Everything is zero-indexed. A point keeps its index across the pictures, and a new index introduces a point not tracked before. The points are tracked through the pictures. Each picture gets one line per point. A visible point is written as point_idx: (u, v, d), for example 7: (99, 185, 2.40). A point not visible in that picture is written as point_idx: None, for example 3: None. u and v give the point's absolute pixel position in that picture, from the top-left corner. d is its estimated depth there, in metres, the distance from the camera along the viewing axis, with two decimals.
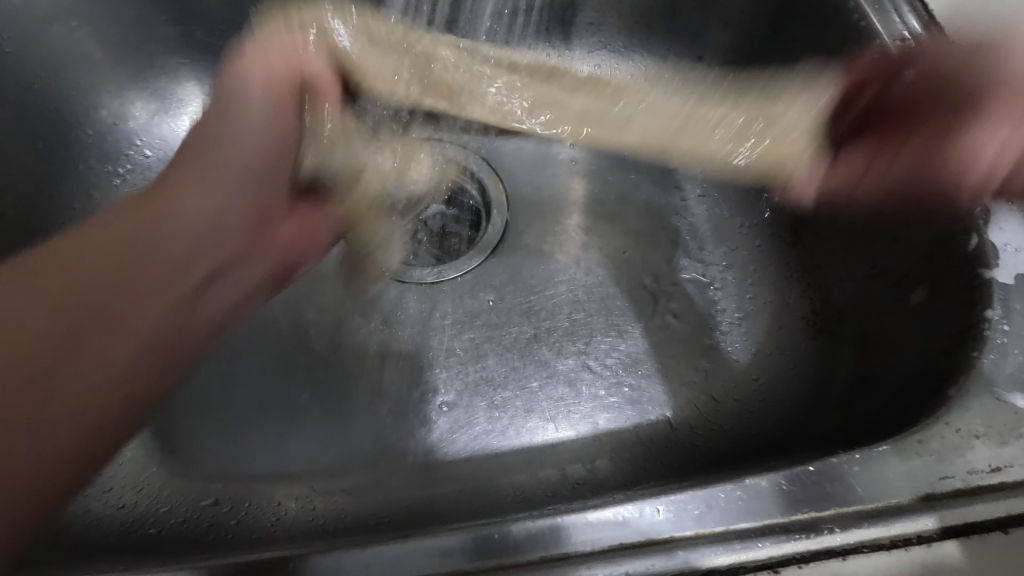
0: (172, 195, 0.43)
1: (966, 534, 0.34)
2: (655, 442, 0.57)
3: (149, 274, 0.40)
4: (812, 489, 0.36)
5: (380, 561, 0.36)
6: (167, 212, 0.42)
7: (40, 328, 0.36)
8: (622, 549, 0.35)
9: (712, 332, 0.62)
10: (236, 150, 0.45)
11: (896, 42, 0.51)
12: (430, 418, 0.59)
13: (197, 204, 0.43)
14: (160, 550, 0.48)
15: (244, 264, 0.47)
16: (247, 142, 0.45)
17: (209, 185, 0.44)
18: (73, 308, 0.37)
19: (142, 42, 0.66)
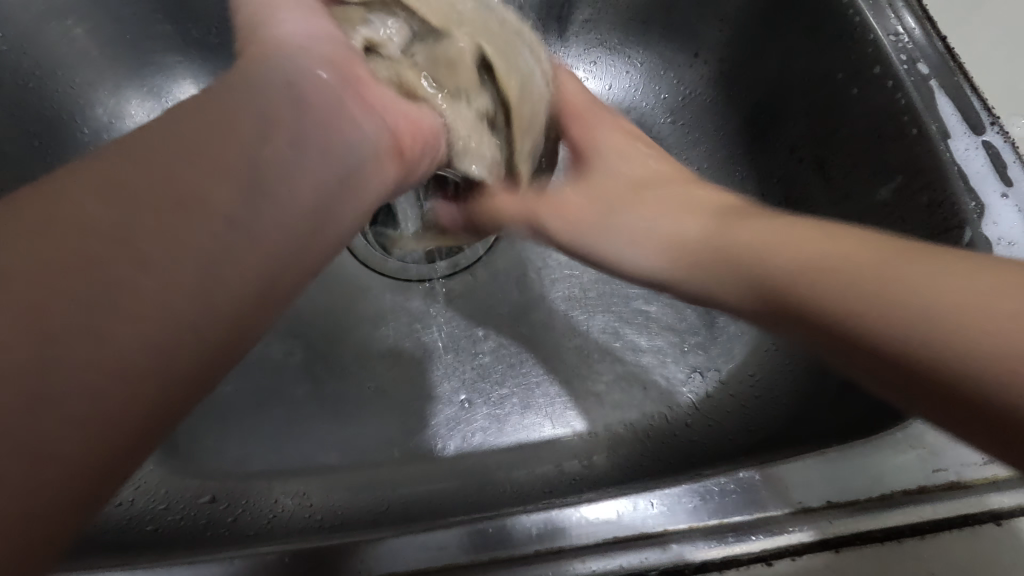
0: (220, 103, 0.28)
1: (959, 526, 0.34)
2: (651, 438, 0.57)
3: (203, 184, 0.25)
4: (805, 481, 0.36)
5: (369, 557, 0.36)
6: (207, 115, 0.27)
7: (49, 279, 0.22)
8: (616, 542, 0.35)
9: (709, 328, 0.62)
10: (294, 70, 0.32)
11: (890, 37, 0.51)
12: (426, 415, 0.59)
13: (254, 98, 0.29)
14: (157, 546, 0.48)
15: (294, 167, 0.29)
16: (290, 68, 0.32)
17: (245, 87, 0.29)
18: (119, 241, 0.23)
19: (137, 40, 0.66)
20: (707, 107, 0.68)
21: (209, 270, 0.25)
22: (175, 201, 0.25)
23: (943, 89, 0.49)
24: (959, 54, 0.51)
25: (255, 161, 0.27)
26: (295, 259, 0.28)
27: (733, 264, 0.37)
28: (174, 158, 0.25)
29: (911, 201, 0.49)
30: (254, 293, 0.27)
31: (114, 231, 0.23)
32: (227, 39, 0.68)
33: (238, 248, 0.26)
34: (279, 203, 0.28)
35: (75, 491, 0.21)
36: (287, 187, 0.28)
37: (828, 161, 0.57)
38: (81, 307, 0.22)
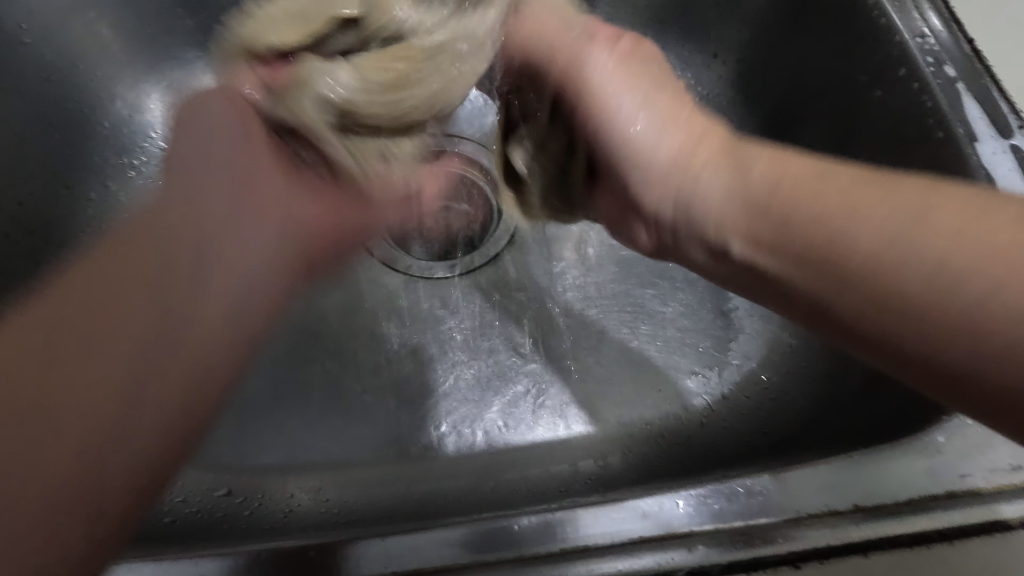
0: (156, 210, 0.39)
1: (987, 532, 0.34)
2: (667, 439, 0.57)
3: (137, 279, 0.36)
4: (832, 484, 0.36)
5: (386, 555, 0.36)
6: (147, 223, 0.38)
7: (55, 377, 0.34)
8: (642, 542, 0.35)
9: (725, 330, 0.62)
10: (214, 156, 0.40)
11: (916, 39, 0.51)
12: (441, 412, 0.59)
13: (178, 196, 0.39)
14: (174, 538, 0.48)
15: (228, 241, 0.38)
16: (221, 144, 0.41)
17: (165, 194, 0.39)
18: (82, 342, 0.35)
19: (158, 34, 0.66)
20: (727, 106, 0.68)
21: (153, 335, 0.35)
22: (120, 296, 0.36)
23: (970, 93, 0.48)
24: (986, 56, 0.50)
25: (178, 245, 0.37)
26: (213, 310, 0.37)
27: (816, 241, 0.34)
28: (127, 264, 0.37)
29: None
30: (199, 342, 0.36)
31: (79, 332, 0.35)
32: None
33: (176, 314, 0.36)
34: (223, 264, 0.38)
35: (73, 519, 0.32)
36: (222, 255, 0.38)
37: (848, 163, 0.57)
38: (72, 375, 0.34)
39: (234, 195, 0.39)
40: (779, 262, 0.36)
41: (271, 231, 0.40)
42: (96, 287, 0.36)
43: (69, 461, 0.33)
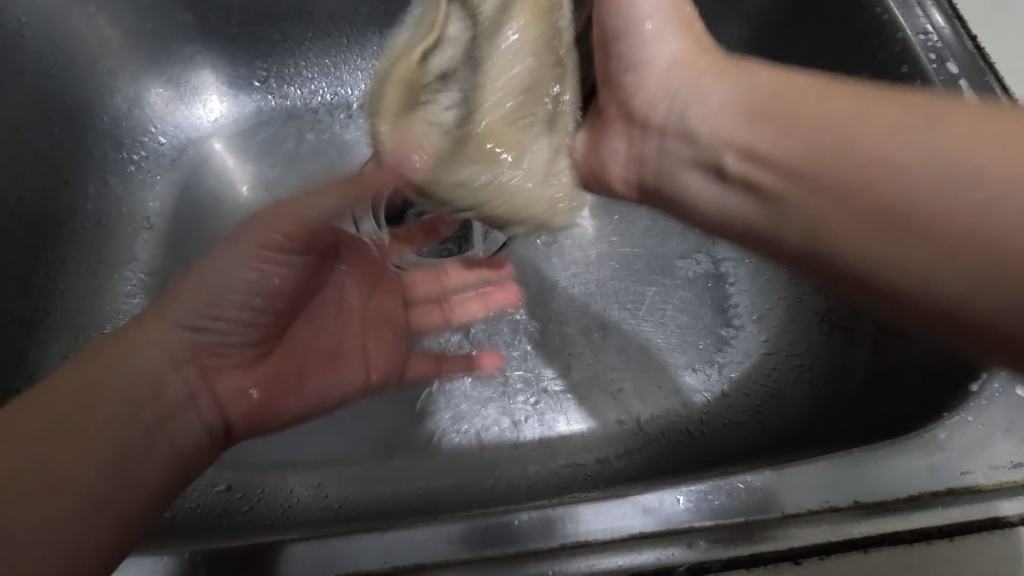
0: (119, 352, 0.43)
1: (988, 528, 0.34)
2: (667, 435, 0.57)
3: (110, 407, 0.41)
4: (833, 481, 0.36)
5: (385, 551, 0.36)
6: (114, 363, 0.43)
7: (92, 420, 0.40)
8: (642, 538, 0.35)
9: (726, 327, 0.62)
10: (210, 293, 0.46)
11: (918, 36, 0.50)
12: (441, 408, 0.59)
13: (153, 350, 0.44)
14: (173, 533, 0.48)
15: (199, 397, 0.46)
16: (217, 288, 0.45)
17: (143, 350, 0.44)
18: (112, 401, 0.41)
19: (159, 29, 0.66)
20: None
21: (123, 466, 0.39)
22: (95, 416, 0.40)
23: (973, 89, 0.48)
24: (989, 53, 0.50)
25: (150, 398, 0.43)
26: (176, 441, 0.43)
27: (825, 140, 0.36)
28: (96, 388, 0.41)
29: None
30: (152, 469, 0.41)
31: (58, 447, 0.37)
32: (247, 29, 0.68)
33: (145, 444, 0.41)
34: (176, 425, 0.44)
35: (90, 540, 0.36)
36: (183, 417, 0.45)
37: None
38: (103, 426, 0.40)
39: (200, 360, 0.46)
40: (809, 193, 0.37)
41: (212, 400, 0.47)
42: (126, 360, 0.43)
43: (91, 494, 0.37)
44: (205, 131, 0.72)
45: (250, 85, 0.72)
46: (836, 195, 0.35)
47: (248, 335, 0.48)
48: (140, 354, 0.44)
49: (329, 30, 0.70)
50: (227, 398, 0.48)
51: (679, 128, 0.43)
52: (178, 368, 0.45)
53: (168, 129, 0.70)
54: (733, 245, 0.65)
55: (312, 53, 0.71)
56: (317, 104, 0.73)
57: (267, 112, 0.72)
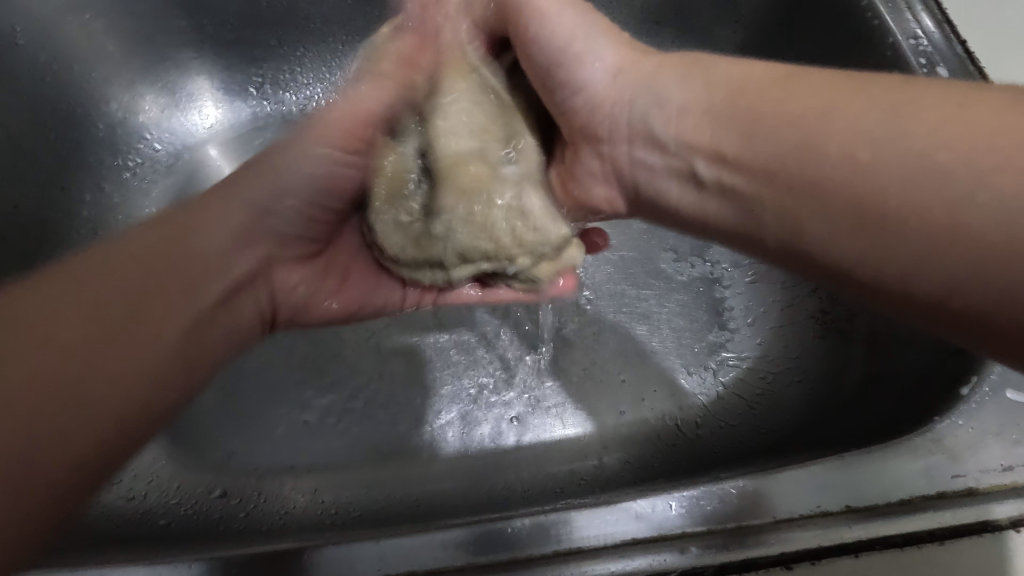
0: (199, 220, 0.43)
1: (978, 532, 0.34)
2: (662, 439, 0.57)
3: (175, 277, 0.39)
4: (824, 485, 0.36)
5: (379, 558, 0.36)
6: (191, 234, 0.42)
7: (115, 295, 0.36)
8: (635, 544, 0.35)
9: (720, 331, 0.62)
10: (278, 177, 0.47)
11: (909, 41, 0.51)
12: (437, 413, 0.59)
13: (223, 223, 0.44)
14: (169, 540, 0.48)
15: (262, 278, 0.47)
16: (285, 181, 0.47)
17: (216, 223, 0.44)
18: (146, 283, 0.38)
19: (154, 35, 0.66)
20: None
21: (181, 337, 0.38)
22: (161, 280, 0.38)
23: None
24: (979, 58, 0.51)
25: (207, 273, 0.41)
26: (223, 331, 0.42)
27: (791, 140, 0.36)
28: (161, 252, 0.40)
29: None
30: (200, 359, 0.39)
31: (126, 305, 0.36)
32: (243, 35, 0.68)
33: (198, 327, 0.40)
34: (225, 311, 0.43)
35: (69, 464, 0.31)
36: (233, 300, 0.44)
37: None
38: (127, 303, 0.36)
39: (268, 245, 0.47)
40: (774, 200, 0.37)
41: (266, 291, 0.48)
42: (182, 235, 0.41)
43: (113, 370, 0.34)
44: (202, 137, 0.72)
45: (246, 91, 0.72)
46: (813, 198, 0.34)
47: (301, 229, 0.49)
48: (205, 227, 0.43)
49: (325, 36, 0.70)
50: (269, 297, 0.48)
51: (645, 134, 0.44)
52: (240, 247, 0.45)
53: (164, 137, 0.70)
54: (728, 248, 0.65)
55: (307, 58, 0.71)
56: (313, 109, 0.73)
57: (263, 117, 0.73)
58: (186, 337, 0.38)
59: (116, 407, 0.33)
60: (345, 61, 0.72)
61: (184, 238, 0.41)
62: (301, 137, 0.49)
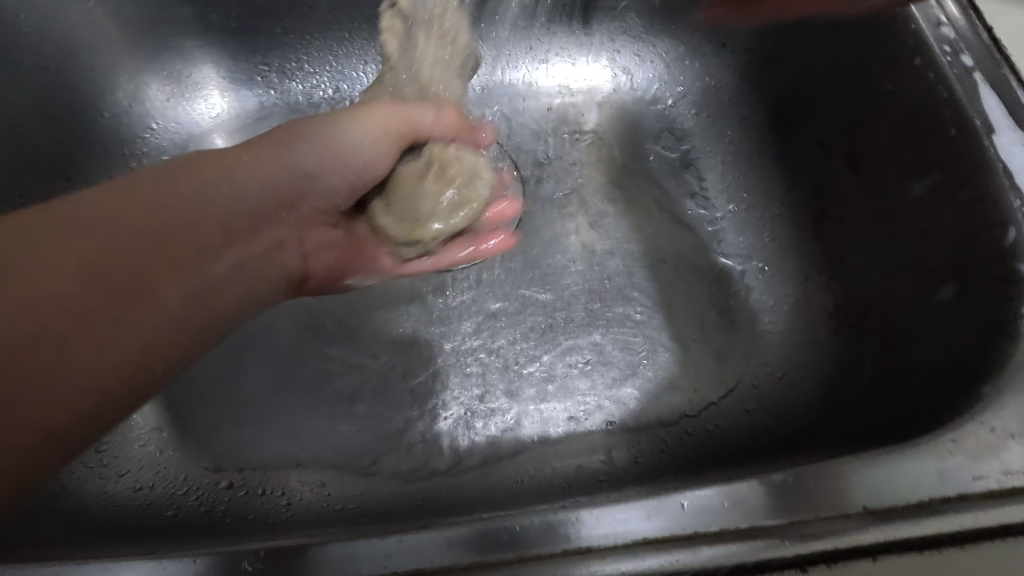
0: (282, 149, 0.46)
1: (1001, 536, 0.33)
2: (671, 434, 0.56)
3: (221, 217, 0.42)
4: (841, 485, 0.35)
5: (384, 557, 0.36)
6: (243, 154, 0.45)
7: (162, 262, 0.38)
8: (644, 544, 0.35)
9: (733, 324, 0.61)
10: (342, 148, 0.47)
11: (936, 30, 0.49)
12: (444, 406, 0.59)
13: (309, 136, 0.47)
14: (175, 532, 0.48)
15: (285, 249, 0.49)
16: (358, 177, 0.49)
17: (306, 153, 0.47)
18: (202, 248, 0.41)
19: (157, 23, 0.65)
20: (733, 100, 0.67)
21: (180, 275, 0.40)
22: (191, 246, 0.40)
23: (987, 83, 0.47)
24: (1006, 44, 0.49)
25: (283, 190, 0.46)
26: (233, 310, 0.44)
27: None
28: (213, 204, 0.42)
29: (949, 197, 0.48)
30: (114, 376, 0.35)
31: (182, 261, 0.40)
32: (249, 23, 0.67)
33: (225, 272, 0.43)
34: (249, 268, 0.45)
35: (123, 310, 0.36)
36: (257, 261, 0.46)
37: (861, 154, 0.55)
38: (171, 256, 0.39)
39: (298, 209, 0.48)
40: None
41: (297, 252, 0.50)
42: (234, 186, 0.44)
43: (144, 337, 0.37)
44: (207, 125, 0.71)
45: (252, 79, 0.71)
46: None
47: (342, 199, 0.50)
48: (259, 173, 0.45)
49: (331, 24, 0.69)
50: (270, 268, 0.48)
51: None
52: (274, 209, 0.46)
53: (166, 118, 0.69)
54: (738, 242, 0.64)
55: (313, 47, 0.70)
56: (320, 99, 0.73)
57: (269, 106, 0.72)
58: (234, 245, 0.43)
59: (101, 341, 0.35)
60: (350, 50, 0.71)
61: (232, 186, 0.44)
62: (376, 114, 0.48)
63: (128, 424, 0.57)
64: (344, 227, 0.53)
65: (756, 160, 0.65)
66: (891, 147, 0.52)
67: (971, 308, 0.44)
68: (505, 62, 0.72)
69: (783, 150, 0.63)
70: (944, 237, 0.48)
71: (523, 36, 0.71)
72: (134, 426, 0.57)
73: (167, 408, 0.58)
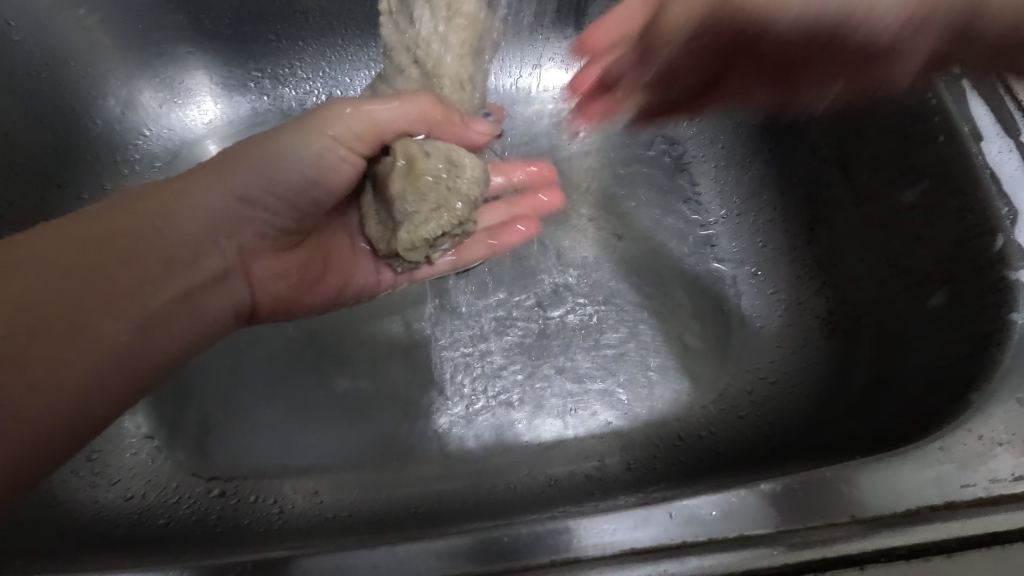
0: (225, 169, 0.47)
1: (988, 544, 0.33)
2: (664, 439, 0.56)
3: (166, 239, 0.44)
4: (831, 495, 0.35)
5: (373, 568, 0.36)
6: (184, 179, 0.46)
7: (105, 290, 0.39)
8: (633, 554, 0.35)
9: (725, 330, 0.61)
10: (274, 162, 0.47)
11: None
12: (437, 412, 0.59)
13: (252, 151, 0.47)
14: (166, 542, 0.48)
15: (243, 266, 0.49)
16: (310, 188, 0.49)
17: (252, 167, 0.47)
18: (150, 273, 0.42)
19: (150, 30, 0.65)
20: None
21: (133, 302, 0.41)
22: (140, 275, 0.41)
23: (974, 89, 0.47)
24: None
25: (229, 209, 0.47)
26: (181, 347, 0.44)
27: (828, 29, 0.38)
28: (158, 231, 0.43)
29: (938, 205, 0.48)
30: (55, 416, 0.36)
31: (130, 286, 0.41)
32: (243, 29, 0.67)
33: (169, 307, 0.43)
34: (208, 290, 0.47)
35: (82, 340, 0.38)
36: (218, 284, 0.47)
37: (852, 161, 0.55)
38: (115, 281, 0.40)
39: (239, 237, 0.48)
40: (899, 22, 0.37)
41: (244, 283, 0.50)
42: (176, 209, 0.45)
43: (108, 364, 0.39)
44: (200, 132, 0.71)
45: (245, 86, 0.71)
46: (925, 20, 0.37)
47: (285, 221, 0.50)
48: (201, 193, 0.46)
49: (324, 30, 0.69)
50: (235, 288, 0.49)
51: None
52: (219, 235, 0.47)
53: (157, 124, 0.69)
54: (732, 247, 0.64)
55: (307, 53, 0.70)
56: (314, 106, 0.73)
57: (263, 112, 0.72)
58: (186, 265, 0.45)
59: (67, 374, 0.37)
60: (344, 56, 0.71)
61: (174, 209, 0.45)
62: (310, 122, 0.48)
63: (120, 432, 0.57)
64: (315, 243, 0.55)
65: (749, 165, 0.65)
66: (883, 154, 0.52)
67: (962, 315, 0.45)
68: (500, 68, 0.72)
69: (774, 156, 0.63)
70: (934, 244, 0.48)
71: (515, 39, 0.71)
72: (126, 435, 0.57)
73: (160, 416, 0.58)
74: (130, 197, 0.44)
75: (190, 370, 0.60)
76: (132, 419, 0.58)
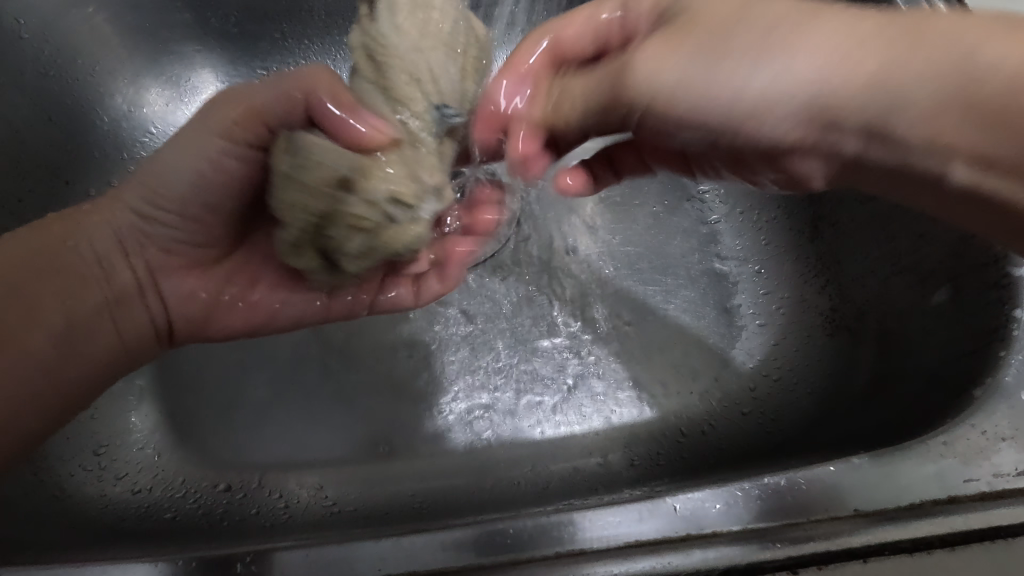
0: (126, 188, 0.48)
1: (990, 538, 0.34)
2: (667, 437, 0.56)
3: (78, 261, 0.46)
4: (835, 489, 0.36)
5: (380, 558, 0.36)
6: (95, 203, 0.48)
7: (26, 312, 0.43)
8: (637, 546, 0.35)
9: (729, 328, 0.61)
10: (159, 178, 0.46)
11: None
12: (441, 409, 0.59)
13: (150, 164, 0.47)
14: (174, 535, 0.49)
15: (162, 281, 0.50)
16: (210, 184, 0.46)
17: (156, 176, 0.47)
18: (67, 294, 0.45)
19: (157, 29, 0.66)
20: None
21: (54, 318, 0.44)
22: (58, 296, 0.44)
23: None
24: None
25: (135, 226, 0.48)
26: (99, 361, 0.46)
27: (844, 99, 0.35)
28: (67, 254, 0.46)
29: None
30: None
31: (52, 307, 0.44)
32: (248, 27, 0.68)
33: (88, 323, 0.46)
34: (129, 305, 0.48)
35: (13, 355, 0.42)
36: (139, 298, 0.49)
37: None
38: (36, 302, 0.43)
39: (148, 254, 0.49)
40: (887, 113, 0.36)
41: (156, 302, 0.50)
42: (88, 232, 0.47)
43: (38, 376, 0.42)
44: None
45: None
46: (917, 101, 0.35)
47: (189, 236, 0.50)
48: (108, 213, 0.47)
49: (329, 29, 0.69)
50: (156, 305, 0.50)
51: None
52: (129, 251, 0.48)
53: (160, 119, 0.68)
54: (735, 245, 0.64)
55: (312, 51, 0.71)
56: None
57: None
58: (102, 285, 0.47)
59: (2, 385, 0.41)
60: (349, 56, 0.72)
61: (86, 232, 0.47)
62: (194, 129, 0.46)
63: (126, 428, 0.57)
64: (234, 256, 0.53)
65: None
66: None
67: (965, 312, 0.45)
68: None
69: None
70: (938, 241, 0.48)
71: None
72: (131, 430, 0.57)
73: (166, 411, 0.59)
74: (43, 221, 0.47)
75: (195, 367, 0.60)
76: (137, 414, 0.58)
